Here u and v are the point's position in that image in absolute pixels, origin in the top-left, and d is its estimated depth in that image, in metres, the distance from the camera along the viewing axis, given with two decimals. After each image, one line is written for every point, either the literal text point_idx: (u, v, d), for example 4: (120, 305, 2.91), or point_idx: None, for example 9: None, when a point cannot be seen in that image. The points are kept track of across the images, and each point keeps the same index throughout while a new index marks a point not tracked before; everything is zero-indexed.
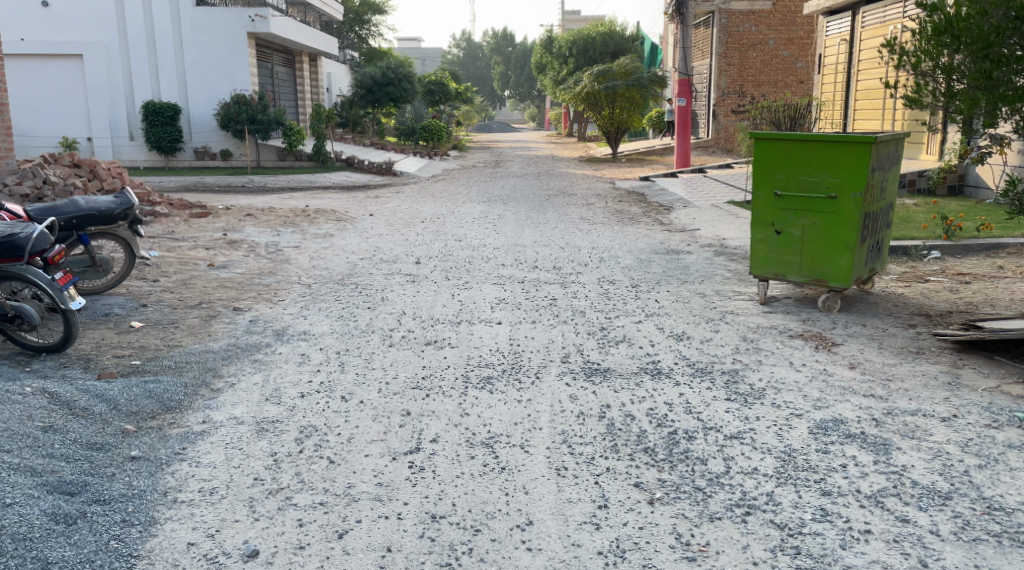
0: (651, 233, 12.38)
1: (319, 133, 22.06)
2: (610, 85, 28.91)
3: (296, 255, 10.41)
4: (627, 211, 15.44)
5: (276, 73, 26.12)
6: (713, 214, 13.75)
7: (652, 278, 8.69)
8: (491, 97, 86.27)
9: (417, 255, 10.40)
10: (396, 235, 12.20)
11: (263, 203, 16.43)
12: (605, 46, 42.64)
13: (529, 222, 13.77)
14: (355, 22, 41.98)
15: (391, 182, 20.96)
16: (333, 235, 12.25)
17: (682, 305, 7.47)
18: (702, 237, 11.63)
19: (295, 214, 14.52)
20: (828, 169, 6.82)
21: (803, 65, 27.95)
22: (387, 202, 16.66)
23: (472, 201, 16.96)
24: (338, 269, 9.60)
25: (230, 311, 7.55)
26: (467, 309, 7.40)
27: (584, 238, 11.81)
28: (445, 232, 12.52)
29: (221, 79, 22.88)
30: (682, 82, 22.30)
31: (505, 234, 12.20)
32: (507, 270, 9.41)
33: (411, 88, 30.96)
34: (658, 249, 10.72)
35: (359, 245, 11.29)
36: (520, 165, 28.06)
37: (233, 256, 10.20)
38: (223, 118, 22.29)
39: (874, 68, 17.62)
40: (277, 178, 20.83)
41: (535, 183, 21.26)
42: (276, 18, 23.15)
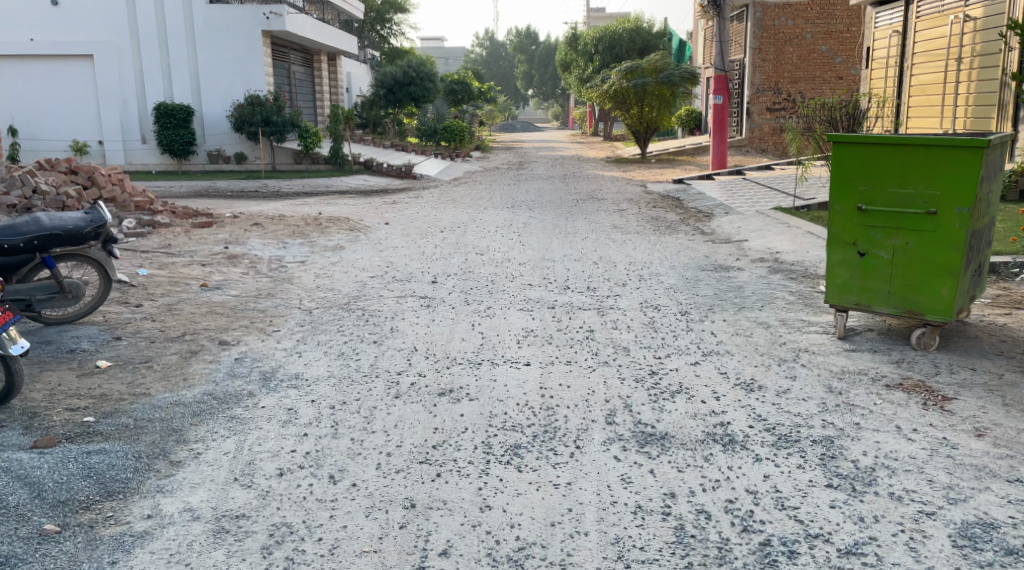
0: (693, 246, 11.21)
1: (337, 134, 21.06)
2: (640, 82, 27.72)
3: (303, 273, 9.38)
4: (663, 219, 14.29)
5: (293, 72, 25.19)
6: (760, 223, 12.55)
7: (704, 304, 7.52)
8: (514, 97, 85.10)
9: (435, 273, 9.33)
10: (412, 248, 11.14)
11: (274, 210, 15.42)
12: (632, 43, 41.49)
13: (558, 231, 12.66)
14: (377, 21, 41.10)
15: (410, 186, 19.95)
16: (345, 248, 11.20)
17: (745, 341, 6.30)
18: (752, 251, 10.45)
19: (306, 223, 13.49)
20: (926, 180, 5.75)
21: (843, 60, 26.41)
22: (405, 209, 15.61)
23: (495, 207, 15.87)
24: (346, 290, 8.51)
25: (214, 346, 6.49)
26: (490, 344, 6.29)
27: (621, 252, 10.66)
28: (466, 244, 11.43)
29: (235, 79, 21.85)
30: (719, 78, 21.10)
31: (533, 246, 11.09)
32: (536, 292, 8.28)
33: (433, 87, 29.90)
34: (704, 266, 9.56)
35: (372, 260, 10.25)
36: (545, 167, 26.96)
37: (231, 274, 9.15)
38: (237, 120, 21.29)
39: (930, 61, 16.93)
40: (292, 182, 19.87)
41: (561, 186, 20.17)
42: (292, 15, 22.14)
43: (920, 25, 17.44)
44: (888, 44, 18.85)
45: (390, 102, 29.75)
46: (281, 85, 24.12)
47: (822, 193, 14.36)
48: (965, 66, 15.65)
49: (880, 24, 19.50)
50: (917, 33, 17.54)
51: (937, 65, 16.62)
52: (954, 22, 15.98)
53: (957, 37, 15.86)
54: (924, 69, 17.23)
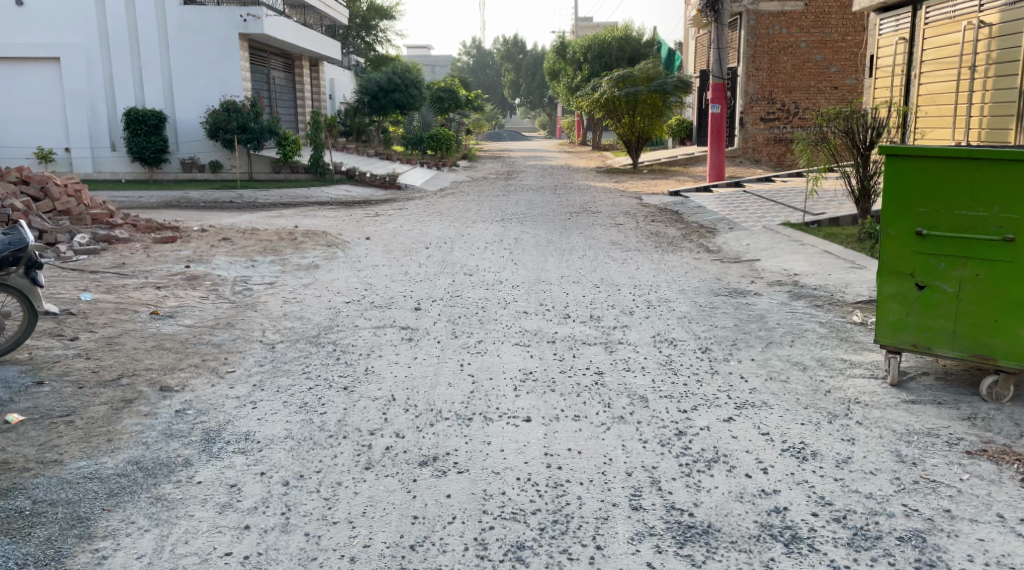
0: (702, 267, 10.28)
1: (318, 142, 20.06)
2: (632, 91, 26.86)
3: (270, 296, 8.37)
4: (665, 235, 13.40)
5: (273, 78, 24.14)
6: (770, 241, 11.66)
7: (726, 340, 6.56)
8: (501, 105, 84.30)
9: (420, 297, 8.37)
10: (395, 266, 10.17)
11: (248, 223, 14.40)
12: (621, 51, 40.75)
13: (554, 248, 11.72)
14: (362, 27, 40.13)
15: (394, 196, 18.99)
16: (320, 267, 10.20)
17: (783, 388, 5.34)
18: (767, 274, 9.53)
19: (281, 238, 12.48)
20: (999, 201, 4.84)
21: (838, 70, 25.54)
22: (388, 222, 14.63)
23: (484, 220, 14.92)
24: (317, 318, 7.50)
25: (153, 392, 5.46)
26: (482, 392, 5.30)
27: (624, 273, 9.72)
28: (454, 263, 10.47)
29: (211, 83, 20.66)
30: (718, 85, 20.25)
31: (526, 266, 10.14)
32: (533, 322, 7.31)
33: (419, 94, 28.92)
34: (718, 291, 8.63)
35: (349, 281, 9.26)
36: (535, 177, 26.07)
37: (189, 298, 8.13)
38: (211, 126, 19.89)
39: (941, 69, 16.30)
40: (270, 192, 18.80)
41: (553, 197, 19.26)
42: (271, 17, 20.98)
43: (930, 31, 16.84)
44: (895, 51, 18.18)
45: (374, 109, 28.78)
46: (261, 90, 23.10)
47: (837, 208, 13.54)
48: (978, 75, 14.89)
49: (885, 31, 18.90)
50: (927, 40, 16.92)
51: (949, 73, 15.95)
52: (966, 29, 15.26)
53: (971, 44, 15.14)
54: (935, 77, 16.57)
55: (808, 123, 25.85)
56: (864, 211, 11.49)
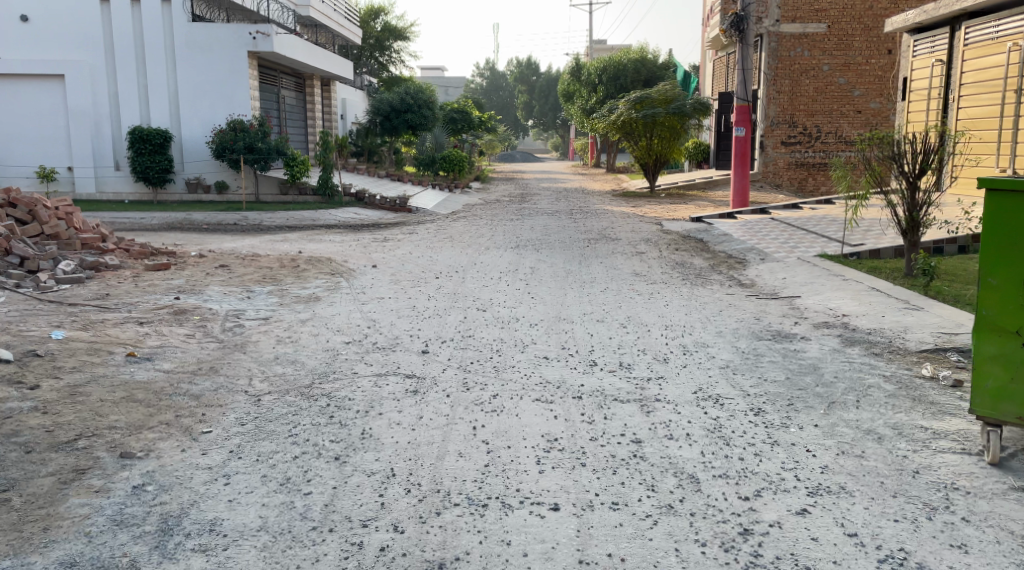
0: (738, 304, 9.42)
1: (325, 162, 19.31)
2: (650, 113, 26.08)
3: (263, 334, 7.54)
4: (692, 265, 12.55)
5: (282, 96, 23.41)
6: (808, 275, 10.81)
7: (780, 400, 5.69)
8: (514, 127, 83.83)
9: (429, 336, 7.53)
10: (403, 299, 9.36)
11: (249, 247, 13.60)
12: (637, 74, 40.13)
13: (575, 280, 10.86)
14: (376, 47, 39.60)
15: (405, 219, 18.24)
16: (322, 298, 9.37)
17: (858, 469, 4.50)
18: (811, 314, 8.67)
19: (282, 265, 11.66)
20: None
21: (861, 93, 24.65)
22: (397, 247, 13.81)
23: (498, 246, 14.08)
24: (314, 362, 6.66)
25: (111, 460, 4.61)
26: (499, 466, 4.47)
27: (654, 310, 8.85)
28: (467, 295, 9.65)
29: (218, 101, 19.51)
30: (743, 108, 19.41)
31: (545, 301, 9.29)
32: (555, 372, 6.42)
33: (432, 114, 28.17)
34: (760, 335, 7.78)
35: (352, 315, 8.43)
36: (550, 199, 25.30)
37: (173, 336, 7.26)
38: (218, 146, 18.87)
39: (982, 93, 15.71)
40: (276, 213, 18.03)
41: (569, 222, 18.44)
42: (280, 34, 19.95)
43: (969, 53, 16.26)
44: (931, 74, 17.48)
45: (386, 130, 28.07)
46: (269, 110, 22.37)
47: (876, 239, 12.73)
48: None
49: (919, 54, 18.25)
50: (966, 62, 16.37)
51: (992, 95, 15.35)
52: (1011, 49, 14.82)
53: (1017, 66, 14.64)
54: (976, 100, 15.94)
55: (831, 147, 24.96)
56: (914, 244, 10.61)
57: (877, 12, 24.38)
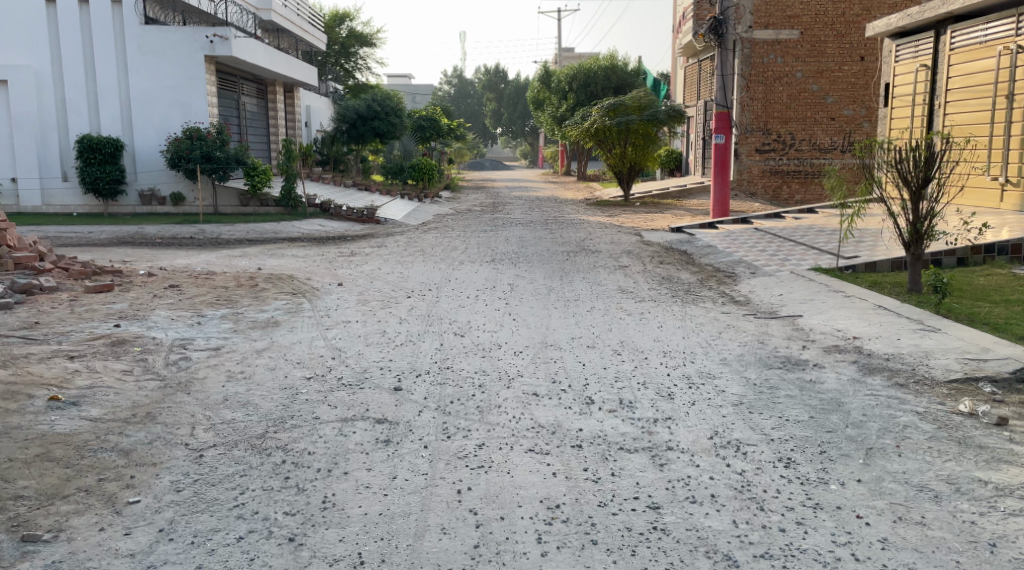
0: (738, 325, 8.68)
1: (289, 172, 18.36)
2: (624, 120, 25.41)
3: (211, 368, 6.65)
4: (679, 280, 11.84)
5: (243, 103, 22.41)
6: (806, 291, 10.13)
7: (810, 447, 4.92)
8: (483, 135, 83.09)
9: (400, 369, 6.68)
10: (372, 323, 8.52)
11: (204, 263, 12.66)
12: (607, 81, 39.55)
13: (557, 298, 10.07)
14: (341, 54, 38.64)
15: (373, 231, 17.38)
16: (281, 323, 8.48)
17: (924, 545, 3.79)
18: (819, 336, 7.96)
19: (239, 283, 10.74)
20: None
21: (835, 100, 24.16)
22: (364, 262, 12.96)
23: (472, 260, 13.27)
24: (269, 403, 5.79)
25: (9, 547, 3.80)
26: (494, 548, 3.74)
27: (648, 334, 8.08)
28: (442, 317, 8.82)
29: (173, 109, 18.50)
30: (722, 115, 18.80)
31: (528, 323, 8.49)
32: (547, 413, 5.60)
33: (400, 122, 27.29)
34: (769, 362, 7.03)
35: (314, 344, 7.57)
36: (523, 209, 24.53)
37: (106, 373, 6.34)
38: (172, 155, 17.78)
39: (969, 99, 15.20)
40: (236, 226, 17.06)
41: (545, 233, 17.70)
42: (239, 39, 19.00)
43: (955, 58, 15.72)
44: (916, 79, 16.94)
45: (352, 138, 27.14)
46: (229, 117, 21.35)
47: (871, 252, 12.12)
48: (1019, 104, 13.84)
49: (902, 59, 17.75)
50: (952, 67, 15.81)
51: (981, 101, 14.85)
52: (1002, 53, 14.27)
53: (1008, 70, 14.14)
54: (964, 106, 15.39)
55: (805, 155, 24.43)
56: (917, 257, 9.94)
57: (851, 18, 23.82)
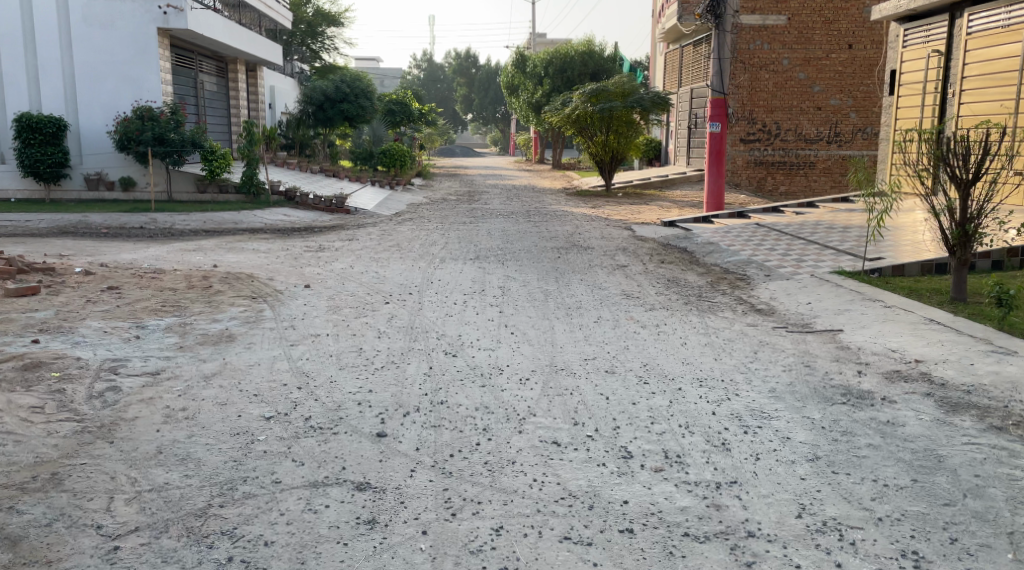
0: (771, 342, 7.51)
1: (250, 156, 16.87)
2: (607, 106, 24.14)
3: (143, 401, 5.31)
4: (687, 283, 10.67)
5: (201, 82, 20.79)
6: (836, 299, 9.00)
7: (935, 534, 3.77)
8: (453, 120, 81.20)
9: (384, 405, 5.38)
10: (346, 338, 7.22)
11: (152, 258, 11.22)
12: (585, 67, 38.26)
13: (557, 305, 8.83)
14: (308, 34, 36.97)
15: (342, 222, 16.04)
16: (237, 337, 7.15)
17: None
18: (873, 359, 6.80)
19: (190, 284, 9.37)
20: None
21: (821, 89, 22.96)
22: (334, 259, 11.63)
23: (454, 258, 11.98)
24: (214, 457, 4.49)
25: None
26: None
27: (673, 354, 6.86)
28: (429, 330, 7.55)
29: (122, 86, 16.90)
30: (718, 101, 17.66)
31: (531, 340, 7.25)
32: (577, 473, 4.34)
33: (370, 105, 25.84)
34: (829, 395, 5.85)
35: (275, 367, 6.23)
36: (502, 198, 23.24)
37: (8, 414, 5.00)
38: (121, 137, 16.21)
39: (990, 88, 14.21)
40: (192, 215, 15.61)
41: (529, 226, 16.46)
42: (195, 10, 17.45)
43: (973, 44, 14.72)
44: (926, 66, 15.95)
45: (319, 121, 25.58)
46: (185, 96, 19.75)
47: (895, 253, 11.03)
48: None
49: (910, 44, 16.73)
50: (969, 53, 14.81)
51: (1003, 91, 13.87)
52: None
53: None
54: (983, 95, 14.40)
55: (790, 145, 23.26)
56: (964, 263, 8.81)
57: (839, 4, 22.55)
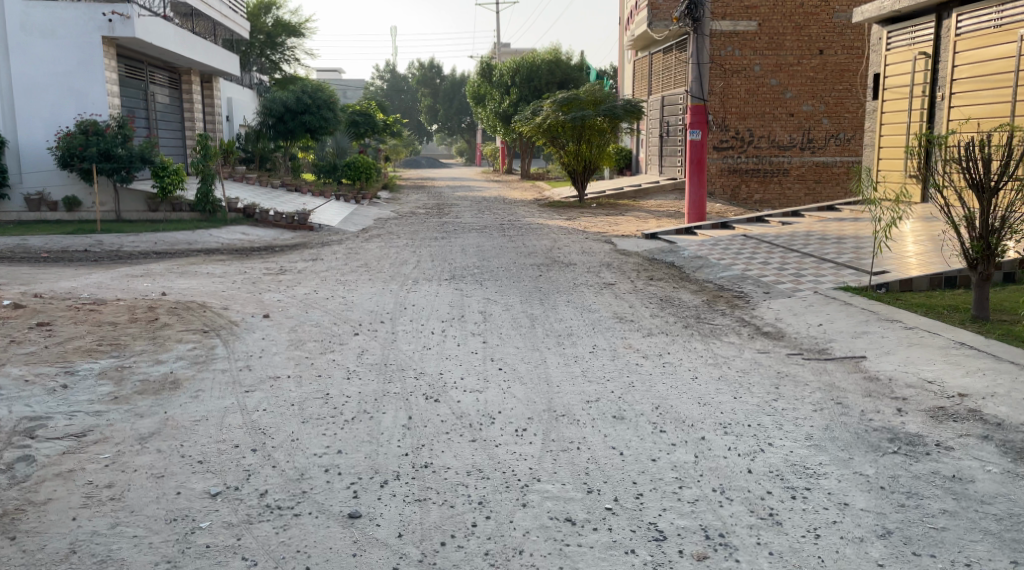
0: (790, 372, 6.70)
1: (206, 172, 15.84)
2: (579, 115, 23.33)
3: (60, 476, 4.37)
4: (681, 302, 9.88)
5: (151, 93, 19.67)
6: (850, 319, 8.24)
7: None
8: (418, 131, 80.21)
9: (357, 472, 4.46)
10: (309, 381, 6.27)
11: (95, 287, 10.20)
12: (551, 76, 37.55)
13: (545, 333, 7.95)
14: (267, 45, 35.88)
15: (306, 240, 15.09)
16: (183, 383, 6.19)
17: None
18: (910, 393, 5.99)
19: (133, 316, 8.38)
20: None
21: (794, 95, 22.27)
22: (297, 283, 10.69)
23: (428, 278, 11.10)
24: (142, 556, 3.64)
25: None
26: None
27: (687, 392, 6.00)
28: (404, 368, 6.63)
29: (64, 98, 15.85)
30: (698, 108, 16.99)
31: (522, 378, 6.35)
32: (602, 567, 3.59)
33: (333, 116, 24.79)
34: (875, 442, 5.03)
35: (226, 422, 5.28)
36: (473, 211, 22.37)
37: None
38: (63, 153, 15.13)
39: (983, 90, 13.62)
40: (143, 235, 14.54)
41: (504, 240, 15.62)
42: (143, 18, 16.49)
43: (962, 44, 14.16)
44: (913, 69, 15.34)
45: (280, 134, 24.49)
46: (134, 109, 18.65)
47: (900, 266, 10.32)
48: None
49: (894, 47, 16.16)
50: (958, 55, 14.25)
51: (997, 93, 13.30)
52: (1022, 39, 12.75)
53: None
54: (974, 97, 13.83)
55: (764, 152, 22.51)
56: (986, 277, 8.08)
57: (810, 9, 21.91)
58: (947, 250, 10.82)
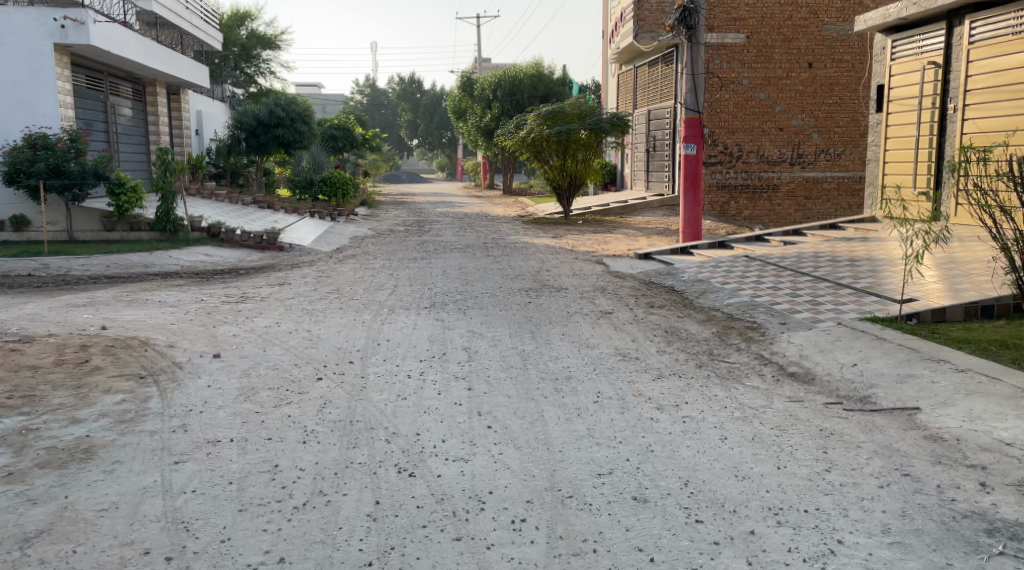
0: (835, 428, 5.61)
1: (166, 188, 14.62)
2: (564, 128, 22.26)
3: None
4: (689, 334, 8.79)
5: (111, 105, 18.42)
6: (889, 358, 7.17)
7: None
8: (398, 146, 79.02)
9: None
10: (255, 447, 5.11)
11: (25, 320, 8.96)
12: (534, 90, 36.51)
13: (540, 377, 6.82)
14: (241, 57, 34.67)
15: (274, 262, 13.93)
16: (98, 451, 5.01)
17: None
18: (989, 461, 4.93)
19: (59, 357, 7.18)
20: None
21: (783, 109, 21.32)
22: (258, 314, 9.50)
23: (404, 307, 9.95)
24: None
25: None
26: None
27: (719, 461, 4.88)
28: (371, 428, 5.45)
29: (11, 111, 14.58)
30: (692, 120, 15.99)
31: (518, 443, 5.18)
32: None
33: (308, 130, 23.57)
34: (974, 537, 3.95)
35: (140, 514, 4.11)
36: (454, 229, 21.27)
37: None
38: (8, 169, 13.86)
39: (1002, 100, 12.69)
40: (95, 257, 13.32)
41: (487, 261, 14.51)
42: (100, 24, 15.32)
43: (976, 53, 13.26)
44: (921, 79, 14.39)
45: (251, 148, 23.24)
46: (92, 121, 17.42)
47: (929, 293, 9.29)
48: None
49: (899, 57, 15.24)
50: (972, 64, 13.34)
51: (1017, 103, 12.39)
52: None
53: None
54: (991, 109, 12.92)
55: (753, 167, 21.53)
56: None
57: (798, 22, 21.03)
58: (975, 275, 9.82)
